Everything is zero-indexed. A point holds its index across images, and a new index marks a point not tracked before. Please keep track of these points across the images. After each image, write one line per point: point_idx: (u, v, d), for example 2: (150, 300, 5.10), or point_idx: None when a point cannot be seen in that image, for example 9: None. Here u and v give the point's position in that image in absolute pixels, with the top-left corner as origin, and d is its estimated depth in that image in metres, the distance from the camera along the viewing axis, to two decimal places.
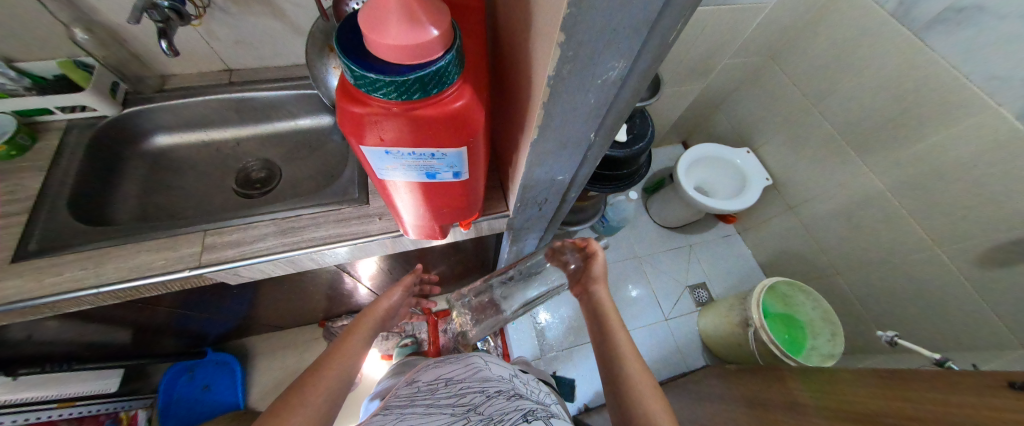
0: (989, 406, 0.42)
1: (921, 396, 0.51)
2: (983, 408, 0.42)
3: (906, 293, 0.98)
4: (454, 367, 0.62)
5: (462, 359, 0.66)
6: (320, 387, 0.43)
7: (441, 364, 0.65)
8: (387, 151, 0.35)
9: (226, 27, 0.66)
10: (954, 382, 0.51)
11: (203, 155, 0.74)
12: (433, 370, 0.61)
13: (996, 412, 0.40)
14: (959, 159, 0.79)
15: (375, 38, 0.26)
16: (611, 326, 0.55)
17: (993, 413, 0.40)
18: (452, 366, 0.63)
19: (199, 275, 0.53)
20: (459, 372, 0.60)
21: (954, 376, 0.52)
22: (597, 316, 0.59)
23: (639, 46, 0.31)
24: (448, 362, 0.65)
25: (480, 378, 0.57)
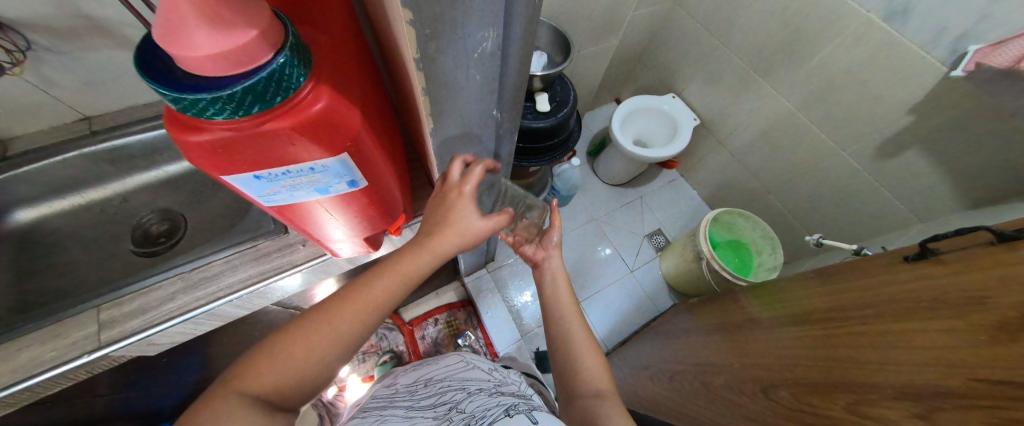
0: (892, 281, 0.47)
1: (840, 285, 0.57)
2: (890, 284, 0.47)
3: (823, 198, 1.08)
4: (436, 367, 0.58)
5: (443, 358, 0.62)
6: (263, 385, 0.27)
7: (424, 365, 0.62)
8: (258, 176, 0.31)
9: (67, 70, 0.56)
10: (861, 265, 0.57)
11: (85, 221, 0.64)
12: (415, 373, 0.58)
13: (895, 286, 0.46)
14: (843, 68, 0.87)
15: (175, 52, 0.22)
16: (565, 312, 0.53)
17: (894, 291, 0.45)
18: (433, 366, 0.59)
19: (103, 357, 0.47)
20: (442, 370, 0.56)
21: (856, 264, 0.59)
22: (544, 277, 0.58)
23: (505, 11, 0.29)
24: (432, 362, 0.62)
25: (463, 375, 0.53)
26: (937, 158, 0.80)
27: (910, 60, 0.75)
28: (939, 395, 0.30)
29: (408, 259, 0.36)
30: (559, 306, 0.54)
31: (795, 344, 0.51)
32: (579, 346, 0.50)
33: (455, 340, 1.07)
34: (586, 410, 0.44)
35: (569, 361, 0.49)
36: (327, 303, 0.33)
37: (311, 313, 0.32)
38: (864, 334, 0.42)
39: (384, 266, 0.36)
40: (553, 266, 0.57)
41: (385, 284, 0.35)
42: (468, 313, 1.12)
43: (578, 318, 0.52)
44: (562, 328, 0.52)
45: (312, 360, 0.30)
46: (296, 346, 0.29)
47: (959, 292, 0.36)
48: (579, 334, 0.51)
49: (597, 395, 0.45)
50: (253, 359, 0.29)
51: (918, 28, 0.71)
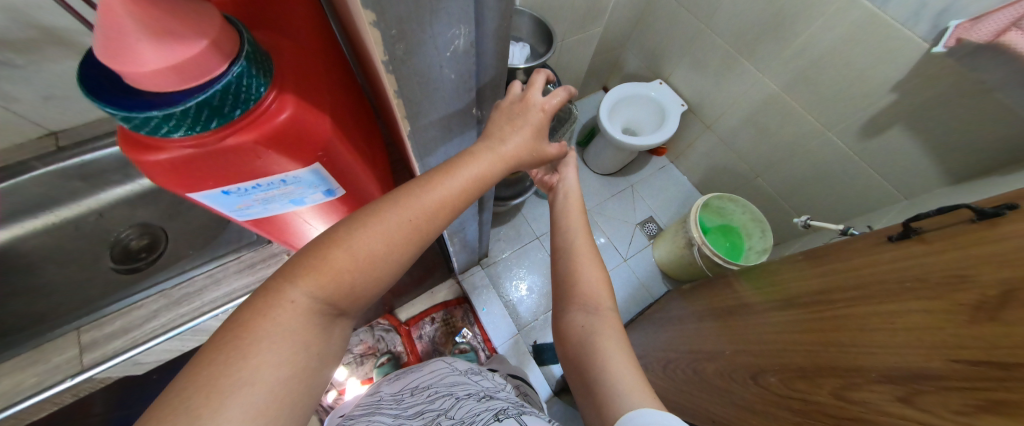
0: (878, 261, 0.48)
1: (827, 267, 0.58)
2: (875, 264, 0.48)
3: (810, 179, 1.09)
4: (422, 375, 0.58)
5: (428, 366, 0.62)
6: (319, 291, 0.27)
7: (407, 373, 0.61)
8: (226, 191, 0.30)
9: (25, 84, 0.54)
10: (847, 246, 0.58)
11: (59, 240, 0.62)
12: (401, 382, 0.57)
13: (881, 266, 0.47)
14: (827, 48, 0.86)
15: (117, 69, 0.20)
16: (578, 263, 0.48)
17: (879, 271, 0.46)
18: (419, 374, 0.58)
19: (87, 380, 0.46)
20: (427, 377, 0.56)
21: (841, 246, 0.60)
22: (560, 211, 0.53)
23: (474, 6, 0.28)
24: (415, 370, 0.62)
25: (450, 382, 0.53)
26: (920, 135, 0.81)
27: (894, 37, 0.74)
28: (921, 375, 0.30)
29: (465, 170, 0.32)
30: (569, 221, 0.51)
31: (784, 328, 0.52)
32: (582, 265, 0.48)
33: (452, 338, 1.08)
34: (582, 326, 0.44)
35: (569, 277, 0.48)
36: (375, 209, 0.30)
37: (359, 219, 0.30)
38: (850, 316, 0.43)
39: (437, 176, 0.32)
40: (568, 188, 0.54)
41: (440, 197, 0.32)
42: (464, 310, 1.12)
43: (586, 236, 0.50)
44: (570, 244, 0.49)
45: (364, 271, 0.29)
46: (349, 256, 0.28)
47: (943, 270, 0.37)
48: (585, 250, 0.49)
49: (596, 311, 0.45)
50: (303, 261, 0.27)
51: (900, 4, 0.71)
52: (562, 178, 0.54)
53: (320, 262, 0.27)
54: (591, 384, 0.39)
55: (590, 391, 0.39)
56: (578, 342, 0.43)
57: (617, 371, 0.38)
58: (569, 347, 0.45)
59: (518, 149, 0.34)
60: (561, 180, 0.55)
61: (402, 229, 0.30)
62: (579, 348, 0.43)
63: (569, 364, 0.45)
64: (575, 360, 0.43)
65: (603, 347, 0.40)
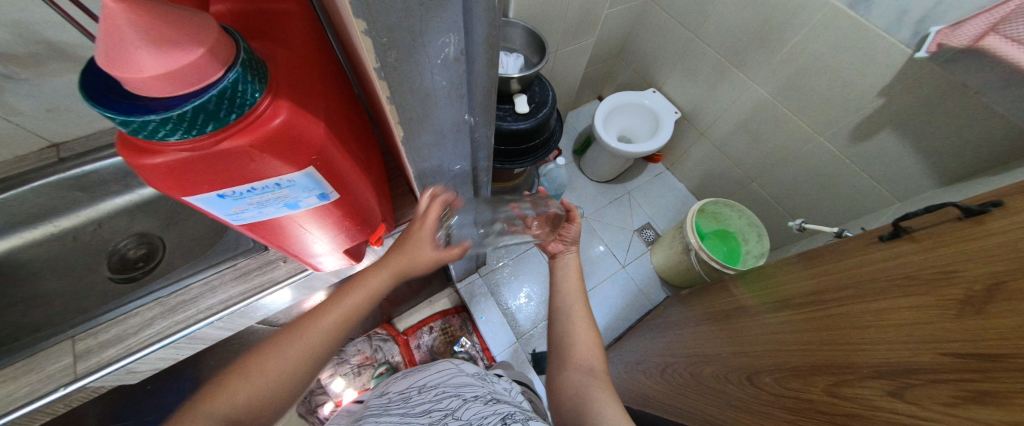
0: (869, 260, 0.48)
1: (818, 271, 0.58)
2: (866, 264, 0.48)
3: (805, 183, 1.10)
4: (430, 376, 0.57)
5: (435, 365, 0.62)
6: (239, 393, 0.34)
7: (415, 372, 0.61)
8: (222, 194, 0.31)
9: (27, 97, 0.55)
10: (839, 248, 0.58)
11: (58, 249, 0.63)
12: (409, 382, 0.57)
13: (871, 266, 0.47)
14: (815, 54, 0.88)
15: (118, 73, 0.21)
16: (574, 323, 0.55)
17: (867, 272, 0.46)
18: (427, 374, 0.58)
19: (80, 389, 0.45)
20: (435, 377, 0.56)
21: (834, 248, 0.60)
22: (557, 283, 0.62)
23: (463, 15, 0.29)
24: (421, 369, 0.62)
25: (458, 383, 0.53)
26: (910, 137, 0.82)
27: (878, 43, 0.76)
28: (913, 369, 0.30)
29: (366, 283, 0.42)
30: (569, 288, 0.60)
31: (780, 330, 0.52)
32: (577, 325, 0.55)
33: (451, 347, 1.06)
34: (577, 380, 0.48)
35: (566, 333, 0.55)
36: (293, 329, 0.39)
37: (284, 333, 0.38)
38: (843, 315, 0.43)
39: (339, 295, 0.42)
40: (568, 260, 0.65)
41: (342, 312, 0.40)
42: (463, 318, 1.11)
43: (582, 301, 0.58)
44: (571, 308, 0.57)
45: (279, 374, 0.36)
46: (266, 363, 0.36)
47: (929, 269, 0.37)
48: (580, 314, 0.56)
49: (591, 370, 0.49)
50: (233, 372, 0.36)
51: (881, 13, 0.73)
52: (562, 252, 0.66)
53: (242, 371, 0.35)
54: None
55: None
56: (573, 393, 0.47)
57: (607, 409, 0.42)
58: (558, 398, 0.48)
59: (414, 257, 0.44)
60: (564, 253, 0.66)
61: (305, 343, 0.38)
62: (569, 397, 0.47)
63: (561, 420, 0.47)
64: (563, 406, 0.47)
65: (598, 394, 0.44)
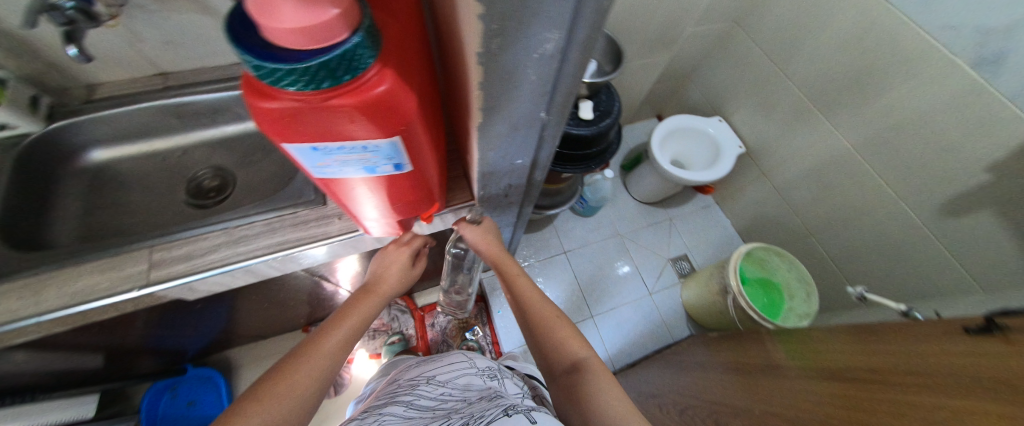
0: (935, 351, 0.45)
1: (871, 348, 0.55)
2: (930, 354, 0.45)
3: (867, 244, 1.05)
4: (437, 365, 0.58)
5: (446, 356, 0.62)
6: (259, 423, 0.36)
7: (425, 362, 0.63)
8: (315, 148, 0.33)
9: (151, 27, 0.61)
10: (905, 327, 0.55)
11: (147, 166, 0.70)
12: (416, 370, 0.59)
13: (936, 356, 0.44)
14: (917, 111, 0.82)
15: (265, 21, 0.23)
16: (551, 326, 0.53)
17: (934, 361, 0.43)
18: (434, 364, 0.59)
19: (150, 294, 0.51)
20: (441, 366, 0.57)
21: (898, 327, 0.56)
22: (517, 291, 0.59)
23: (572, 13, 0.29)
24: (432, 359, 0.63)
25: (464, 376, 0.54)
26: (1013, 225, 0.73)
27: (993, 112, 0.70)
28: None
29: (362, 307, 0.51)
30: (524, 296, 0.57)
31: (819, 399, 0.49)
32: (558, 329, 0.53)
33: (463, 333, 1.11)
34: (573, 389, 0.47)
35: (549, 341, 0.53)
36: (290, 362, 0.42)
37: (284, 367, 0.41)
38: (897, 404, 0.40)
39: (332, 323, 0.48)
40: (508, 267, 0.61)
41: (346, 330, 0.48)
42: (480, 308, 1.15)
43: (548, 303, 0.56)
44: (537, 313, 0.55)
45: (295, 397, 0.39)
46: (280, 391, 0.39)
47: (1005, 377, 0.34)
48: (553, 318, 0.54)
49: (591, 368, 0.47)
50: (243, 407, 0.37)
51: (1007, 80, 0.67)
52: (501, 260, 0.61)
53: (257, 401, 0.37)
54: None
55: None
56: (577, 402, 0.46)
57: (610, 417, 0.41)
58: (563, 393, 0.49)
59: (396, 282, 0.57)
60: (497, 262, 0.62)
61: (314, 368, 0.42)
62: (572, 395, 0.47)
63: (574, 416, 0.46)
64: (570, 402, 0.47)
65: (598, 390, 0.44)
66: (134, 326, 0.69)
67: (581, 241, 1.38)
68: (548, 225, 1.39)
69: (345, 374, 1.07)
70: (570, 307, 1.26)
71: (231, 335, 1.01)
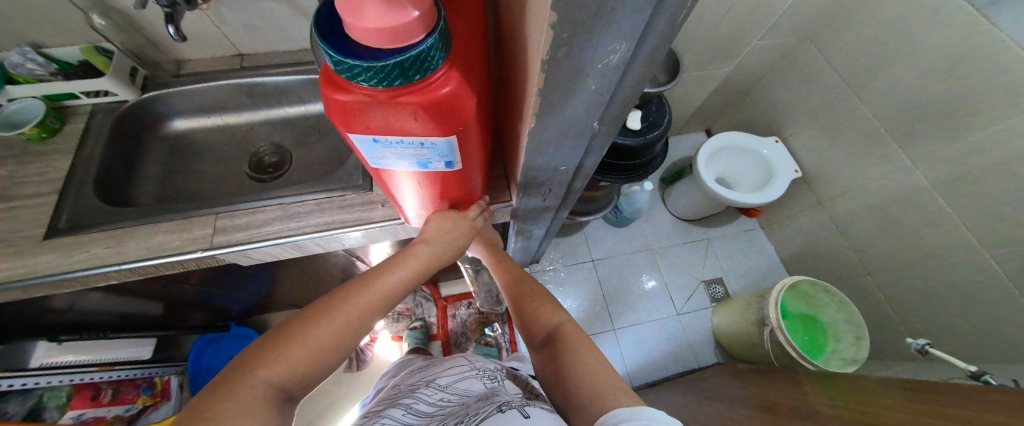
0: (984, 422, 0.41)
1: (921, 407, 0.50)
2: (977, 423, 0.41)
3: (938, 292, 0.95)
4: (440, 369, 0.59)
5: (449, 360, 0.62)
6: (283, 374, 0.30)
7: (429, 365, 0.63)
8: (376, 140, 0.34)
9: (234, 12, 0.66)
10: (981, 393, 0.49)
11: (218, 139, 0.76)
12: (419, 374, 0.59)
13: None
14: (1018, 152, 0.74)
15: (351, 21, 0.24)
16: (534, 304, 0.52)
17: None
18: (437, 368, 0.60)
19: (212, 256, 0.55)
20: (442, 370, 0.58)
21: (966, 390, 0.51)
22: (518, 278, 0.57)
23: (645, 26, 0.28)
24: (436, 363, 0.63)
25: (464, 376, 0.54)
26: None
27: None
28: None
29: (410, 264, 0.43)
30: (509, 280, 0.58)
31: None
32: (539, 306, 0.52)
33: (482, 328, 1.15)
34: (553, 362, 0.45)
35: (530, 316, 0.52)
36: (327, 304, 0.35)
37: (321, 309, 0.34)
38: None
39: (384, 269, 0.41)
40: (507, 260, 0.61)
41: (391, 285, 0.40)
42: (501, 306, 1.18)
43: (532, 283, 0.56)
44: (522, 290, 0.55)
45: (328, 348, 0.33)
46: (314, 342, 0.32)
47: None
48: (536, 294, 0.54)
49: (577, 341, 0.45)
50: (268, 348, 0.30)
51: None
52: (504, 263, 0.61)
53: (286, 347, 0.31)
54: (570, 388, 0.41)
55: (573, 399, 0.40)
56: (557, 374, 0.44)
57: (587, 381, 0.40)
58: (543, 361, 0.47)
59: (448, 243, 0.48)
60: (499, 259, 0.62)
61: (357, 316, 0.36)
62: (551, 361, 0.45)
63: (555, 387, 0.44)
64: (550, 370, 0.45)
65: (574, 352, 0.43)
66: (188, 282, 0.75)
67: (609, 252, 1.36)
68: (578, 232, 1.38)
69: (368, 351, 1.13)
70: (589, 316, 1.24)
71: (272, 300, 1.09)
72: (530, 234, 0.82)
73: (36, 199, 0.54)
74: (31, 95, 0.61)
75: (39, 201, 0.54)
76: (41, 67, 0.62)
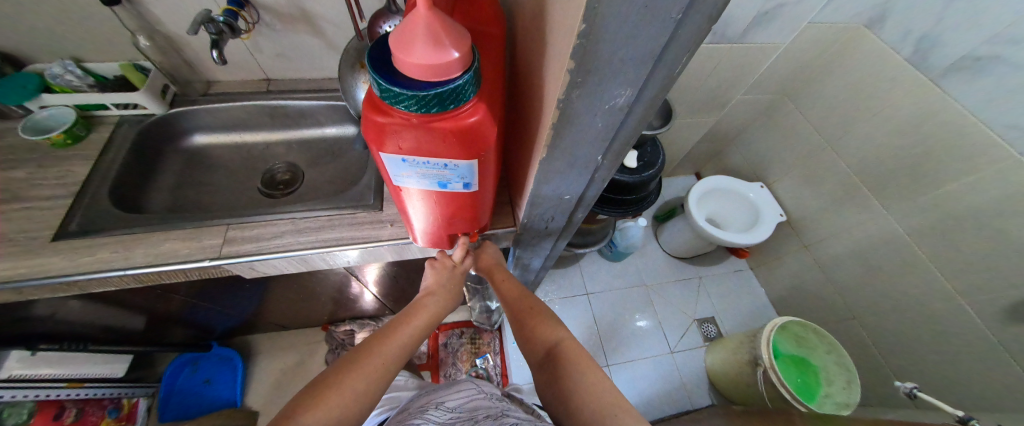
0: None
1: None
2: None
3: (921, 338, 0.98)
4: (448, 391, 0.58)
5: (458, 384, 0.61)
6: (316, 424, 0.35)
7: (438, 388, 0.61)
8: (405, 160, 0.37)
9: (271, 42, 0.73)
10: None
11: (234, 154, 0.79)
12: (428, 396, 0.58)
13: None
14: (977, 205, 0.81)
15: (402, 57, 0.29)
16: (535, 320, 0.53)
17: None
18: (446, 389, 0.59)
19: (217, 267, 0.55)
20: (453, 393, 0.56)
21: None
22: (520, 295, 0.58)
23: (647, 75, 0.33)
24: (446, 386, 0.62)
25: (474, 401, 0.53)
26: None
27: None
28: None
29: (418, 318, 0.51)
30: (511, 296, 0.58)
31: None
32: (541, 323, 0.52)
33: (473, 358, 1.13)
34: (555, 383, 0.45)
35: (530, 332, 0.52)
36: (353, 359, 0.41)
37: (347, 366, 0.40)
38: None
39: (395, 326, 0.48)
40: (506, 276, 0.63)
41: (402, 339, 0.47)
42: (493, 336, 1.17)
43: (531, 297, 0.57)
44: (522, 306, 0.56)
45: (354, 399, 0.39)
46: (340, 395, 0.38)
47: None
48: (536, 310, 0.54)
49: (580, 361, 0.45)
50: (306, 400, 0.36)
51: None
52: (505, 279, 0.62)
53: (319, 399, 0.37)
54: (575, 408, 0.41)
55: (577, 419, 0.40)
56: (560, 395, 0.43)
57: (591, 401, 0.40)
58: (545, 381, 0.47)
59: (448, 296, 0.56)
60: (498, 276, 0.63)
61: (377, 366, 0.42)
62: (553, 381, 0.45)
63: (558, 406, 0.44)
64: (551, 389, 0.45)
65: (575, 372, 0.43)
66: (178, 294, 0.74)
67: (603, 285, 1.37)
68: (573, 264, 1.41)
69: None
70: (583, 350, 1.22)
71: (258, 319, 1.06)
72: (529, 260, 0.83)
73: (48, 201, 0.55)
74: (64, 104, 0.64)
75: (52, 203, 0.55)
76: (79, 79, 0.67)
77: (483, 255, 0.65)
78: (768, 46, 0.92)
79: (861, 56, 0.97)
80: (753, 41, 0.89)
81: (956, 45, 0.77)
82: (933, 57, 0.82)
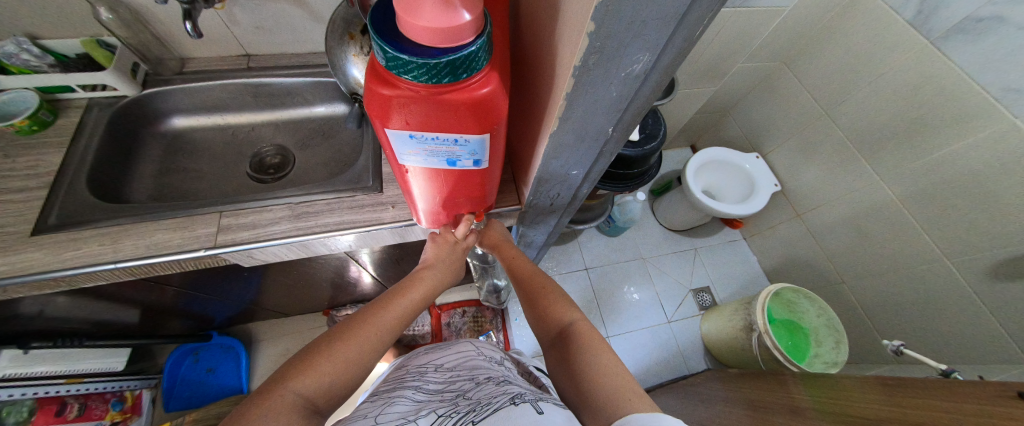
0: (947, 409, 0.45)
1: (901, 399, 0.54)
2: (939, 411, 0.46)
3: (905, 298, 1.04)
4: (446, 352, 0.59)
5: (455, 345, 0.62)
6: (305, 388, 0.35)
7: (436, 348, 0.63)
8: (412, 135, 0.35)
9: (249, 12, 0.67)
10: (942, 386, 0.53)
11: (218, 137, 0.75)
12: (425, 356, 0.60)
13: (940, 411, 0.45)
14: (970, 169, 0.84)
15: (409, 20, 0.26)
16: (549, 301, 0.53)
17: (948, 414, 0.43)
18: (444, 350, 0.60)
19: (213, 255, 0.53)
20: (452, 356, 0.57)
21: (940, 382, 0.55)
22: (530, 274, 0.58)
23: (667, 39, 0.31)
24: (444, 346, 0.63)
25: (473, 364, 0.54)
26: None
27: None
28: None
29: (415, 292, 0.49)
30: (521, 273, 0.59)
31: None
32: (555, 304, 0.52)
33: (477, 335, 1.15)
34: (567, 361, 0.45)
35: (543, 311, 0.53)
36: (347, 328, 0.41)
37: (338, 334, 0.40)
38: None
39: (393, 298, 0.47)
40: (514, 252, 0.62)
41: (398, 311, 0.46)
42: (495, 313, 1.21)
43: (544, 278, 0.57)
44: (534, 285, 0.56)
45: (348, 366, 0.38)
46: (330, 362, 0.37)
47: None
48: (550, 291, 0.55)
49: (592, 342, 0.45)
50: (296, 366, 0.36)
51: None
52: (513, 255, 0.61)
53: (309, 366, 0.36)
54: (583, 387, 0.42)
55: (586, 396, 0.41)
56: (572, 374, 0.44)
57: (603, 379, 0.40)
58: (555, 360, 0.48)
59: (447, 271, 0.55)
60: (505, 252, 0.63)
61: (370, 335, 0.41)
62: (563, 360, 0.46)
63: (569, 384, 0.45)
64: (564, 369, 0.46)
65: (589, 353, 0.44)
66: (173, 285, 0.71)
67: (601, 259, 1.40)
68: (572, 240, 1.42)
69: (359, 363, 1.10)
70: None
71: (258, 307, 1.04)
72: (532, 237, 0.82)
73: (22, 194, 0.51)
74: (24, 86, 0.58)
75: (27, 195, 0.51)
76: (36, 58, 0.61)
77: (488, 233, 0.65)
78: (771, 10, 0.89)
79: (863, 19, 0.95)
80: (758, 5, 0.86)
81: (961, 6, 0.76)
82: (935, 19, 0.81)
